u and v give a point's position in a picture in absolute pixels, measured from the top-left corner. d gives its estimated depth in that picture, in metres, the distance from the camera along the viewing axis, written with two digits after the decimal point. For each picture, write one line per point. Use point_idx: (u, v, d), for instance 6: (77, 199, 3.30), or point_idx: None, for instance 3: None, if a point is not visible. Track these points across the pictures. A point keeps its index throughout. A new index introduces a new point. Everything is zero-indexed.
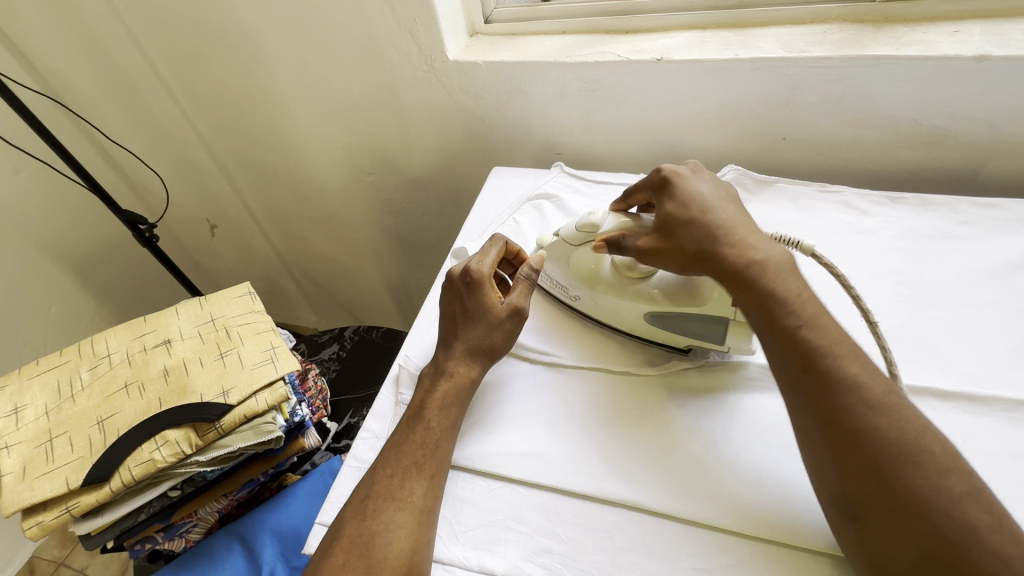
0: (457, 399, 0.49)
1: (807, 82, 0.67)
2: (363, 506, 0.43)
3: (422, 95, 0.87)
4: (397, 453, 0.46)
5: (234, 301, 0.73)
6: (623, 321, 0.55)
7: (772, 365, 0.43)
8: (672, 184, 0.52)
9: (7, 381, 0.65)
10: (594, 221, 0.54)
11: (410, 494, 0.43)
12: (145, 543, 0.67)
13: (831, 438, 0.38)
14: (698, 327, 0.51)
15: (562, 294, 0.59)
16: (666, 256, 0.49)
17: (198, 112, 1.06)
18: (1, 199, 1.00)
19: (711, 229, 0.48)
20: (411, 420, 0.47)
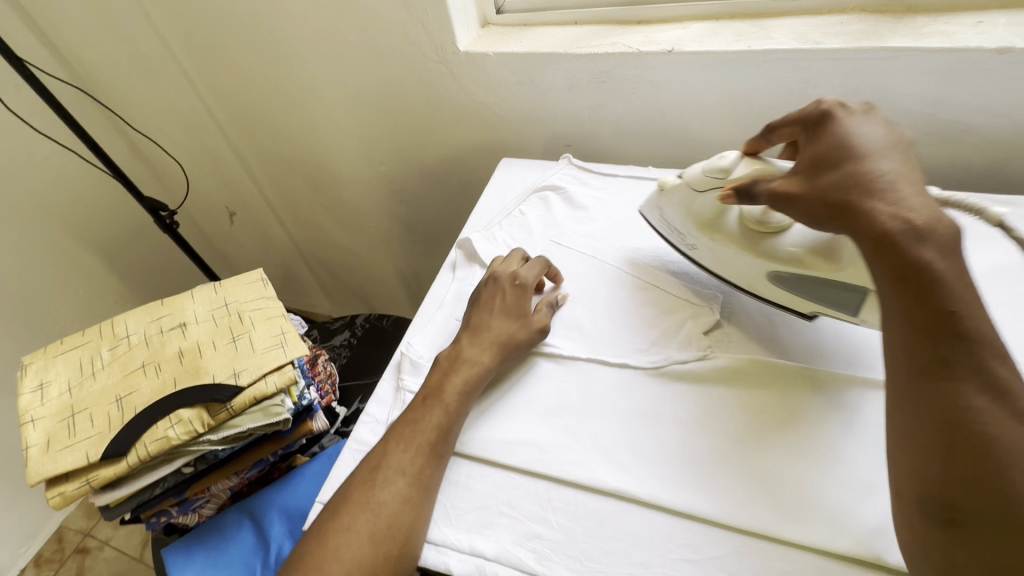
0: (472, 385, 0.51)
1: (822, 74, 0.66)
2: (373, 472, 0.46)
3: (434, 86, 0.88)
4: (410, 425, 0.48)
5: (247, 287, 0.76)
6: (740, 277, 0.54)
7: (889, 343, 0.37)
8: (829, 124, 0.46)
9: (33, 358, 0.68)
10: (724, 165, 0.51)
11: (416, 469, 0.45)
12: (160, 517, 0.70)
13: (947, 444, 0.33)
14: (830, 295, 0.48)
15: (677, 241, 0.59)
16: (801, 203, 0.43)
17: (217, 102, 1.09)
18: (32, 184, 1.04)
19: (863, 172, 0.40)
20: (428, 396, 0.50)
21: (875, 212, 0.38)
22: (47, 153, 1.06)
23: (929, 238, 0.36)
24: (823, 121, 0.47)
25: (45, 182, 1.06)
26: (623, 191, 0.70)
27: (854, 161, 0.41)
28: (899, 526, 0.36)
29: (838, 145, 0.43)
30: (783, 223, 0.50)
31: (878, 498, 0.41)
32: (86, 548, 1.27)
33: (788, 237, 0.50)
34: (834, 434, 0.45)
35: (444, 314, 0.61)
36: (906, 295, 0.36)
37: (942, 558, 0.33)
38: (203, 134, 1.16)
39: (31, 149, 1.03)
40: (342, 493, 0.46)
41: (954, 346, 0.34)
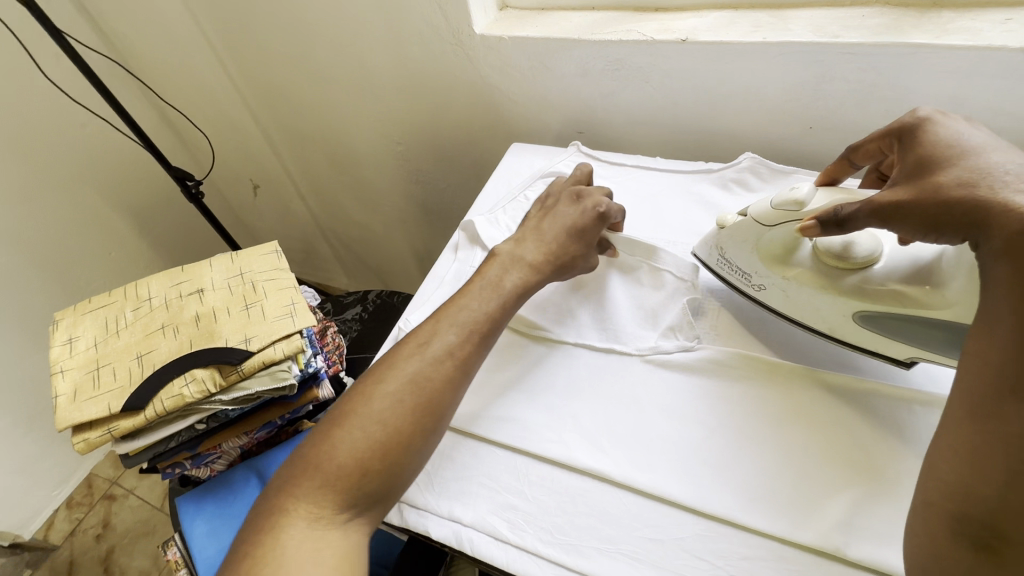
0: (523, 293, 0.54)
1: (838, 69, 0.64)
2: (422, 346, 0.48)
3: (450, 68, 0.88)
4: (462, 313, 0.51)
5: (262, 258, 0.79)
6: (821, 317, 0.50)
7: (979, 344, 0.34)
8: (926, 137, 0.44)
9: (64, 314, 0.73)
10: (799, 196, 0.47)
11: (462, 354, 0.48)
12: (175, 468, 0.75)
13: (1011, 469, 0.31)
14: (921, 335, 0.43)
15: (740, 280, 0.55)
16: (910, 210, 0.39)
17: (242, 78, 1.12)
18: (69, 150, 1.10)
19: (984, 172, 0.37)
20: (483, 292, 0.53)
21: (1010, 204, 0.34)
22: (84, 121, 1.11)
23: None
24: (919, 135, 0.45)
25: (81, 148, 1.12)
26: (627, 181, 0.71)
27: (969, 163, 0.38)
28: (922, 527, 0.35)
29: (946, 152, 0.41)
30: (867, 257, 0.46)
31: (840, 494, 0.42)
32: (113, 495, 1.36)
33: (877, 275, 0.45)
34: (807, 431, 0.46)
35: (443, 293, 0.63)
36: (1015, 298, 0.32)
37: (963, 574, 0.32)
38: (229, 108, 1.19)
39: (69, 118, 1.08)
40: (383, 362, 0.48)
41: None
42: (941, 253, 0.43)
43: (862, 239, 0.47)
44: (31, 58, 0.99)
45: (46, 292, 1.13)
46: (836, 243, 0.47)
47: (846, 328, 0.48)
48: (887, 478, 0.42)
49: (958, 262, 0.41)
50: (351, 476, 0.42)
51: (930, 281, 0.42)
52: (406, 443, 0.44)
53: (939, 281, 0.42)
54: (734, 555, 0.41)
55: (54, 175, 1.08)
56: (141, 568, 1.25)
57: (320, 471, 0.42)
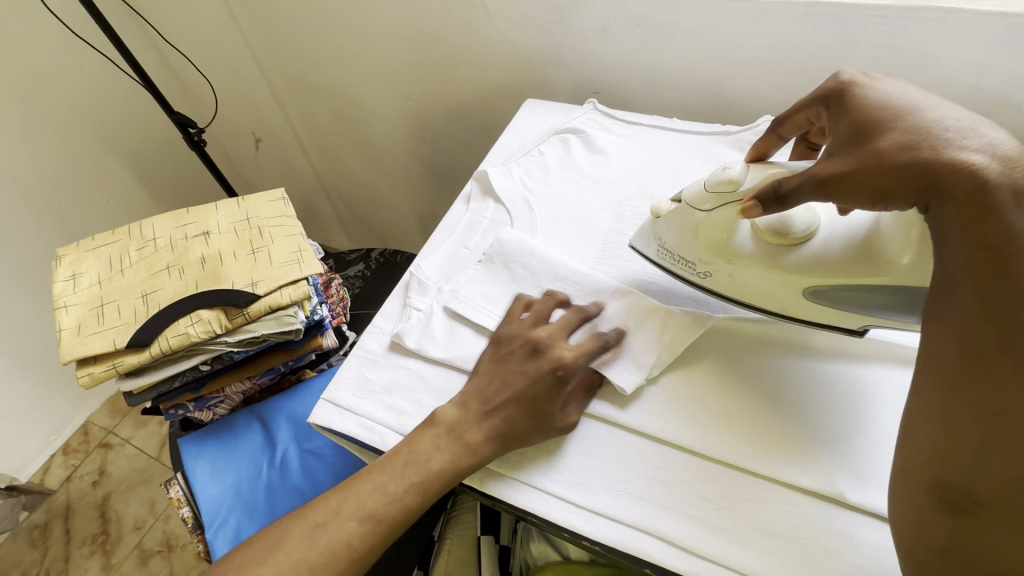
0: (450, 479, 0.44)
1: (864, 33, 0.63)
2: (314, 530, 0.43)
3: (466, 18, 0.86)
4: (372, 494, 0.43)
5: (268, 205, 0.78)
6: (770, 297, 0.48)
7: (943, 316, 0.35)
8: (855, 96, 0.43)
9: (67, 251, 0.72)
10: (733, 176, 0.46)
11: (358, 546, 0.42)
12: (179, 409, 0.75)
13: (983, 433, 0.32)
14: (873, 303, 0.44)
15: (682, 269, 0.52)
16: (855, 180, 0.38)
17: (248, 23, 1.08)
18: (67, 90, 1.06)
19: (924, 131, 0.37)
20: (406, 472, 0.44)
21: (961, 167, 0.34)
22: (83, 61, 1.07)
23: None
24: (843, 93, 0.44)
25: (80, 89, 1.09)
26: (643, 141, 0.70)
27: (907, 122, 0.38)
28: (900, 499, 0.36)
29: (881, 113, 0.40)
30: (804, 233, 0.46)
31: (851, 445, 0.43)
32: (109, 443, 1.37)
33: (820, 248, 0.45)
34: (819, 387, 0.46)
35: (454, 242, 0.63)
36: (984, 267, 0.33)
37: (947, 538, 0.33)
38: (234, 55, 1.16)
39: (69, 55, 1.05)
40: (279, 534, 0.43)
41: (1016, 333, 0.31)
42: (877, 221, 0.44)
43: (799, 214, 0.46)
44: None
45: (44, 236, 1.12)
46: (773, 221, 0.47)
47: (797, 304, 0.47)
48: (891, 429, 0.43)
49: (896, 223, 0.42)
50: None
51: (875, 249, 0.43)
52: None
53: (880, 248, 0.43)
54: (739, 497, 0.42)
55: (52, 115, 1.06)
56: (137, 514, 1.27)
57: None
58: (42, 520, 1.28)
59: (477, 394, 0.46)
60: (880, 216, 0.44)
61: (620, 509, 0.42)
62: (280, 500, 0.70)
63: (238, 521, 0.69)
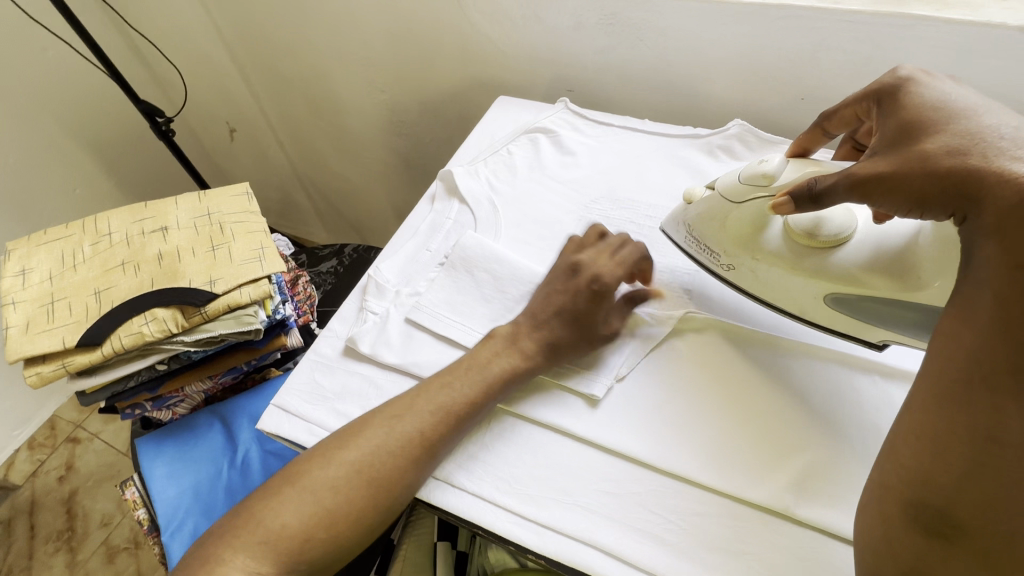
0: (508, 382, 0.46)
1: (835, 38, 0.62)
2: (392, 419, 0.44)
3: (438, 11, 0.84)
4: (443, 390, 0.45)
5: (231, 200, 0.76)
6: (790, 297, 0.49)
7: (955, 325, 0.32)
8: (906, 99, 0.41)
9: (17, 245, 0.70)
10: (767, 170, 0.46)
11: (429, 435, 0.43)
12: (136, 409, 0.73)
13: (976, 458, 0.30)
14: (891, 316, 0.43)
15: (708, 259, 0.53)
16: (893, 182, 0.36)
17: (218, 9, 1.05)
18: (26, 75, 1.03)
19: (976, 136, 0.34)
20: (470, 373, 0.46)
21: (1003, 174, 0.31)
22: (44, 45, 1.04)
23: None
24: (899, 95, 0.42)
25: (42, 73, 1.05)
26: (613, 142, 0.69)
27: (960, 128, 0.35)
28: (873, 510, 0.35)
29: (933, 116, 0.37)
30: (837, 235, 0.46)
31: (800, 458, 0.43)
32: (77, 438, 1.34)
33: (851, 252, 0.45)
34: (776, 398, 0.46)
35: (416, 243, 0.61)
36: (1010, 287, 0.29)
37: (912, 557, 0.32)
38: (204, 42, 1.13)
39: (29, 37, 1.01)
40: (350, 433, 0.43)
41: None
42: (916, 233, 0.42)
43: (837, 217, 0.46)
44: None
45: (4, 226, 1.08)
46: (806, 220, 0.47)
47: (819, 306, 0.47)
48: (842, 442, 0.43)
49: (936, 239, 0.40)
50: (292, 541, 0.39)
51: (907, 264, 0.41)
52: (354, 519, 0.40)
53: (912, 262, 0.41)
54: (687, 511, 0.41)
55: (12, 100, 1.02)
56: (105, 511, 1.25)
57: (263, 528, 0.40)
58: (6, 516, 1.25)
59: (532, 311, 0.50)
60: (920, 228, 0.42)
61: (565, 521, 0.41)
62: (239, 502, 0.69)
63: (195, 523, 0.68)
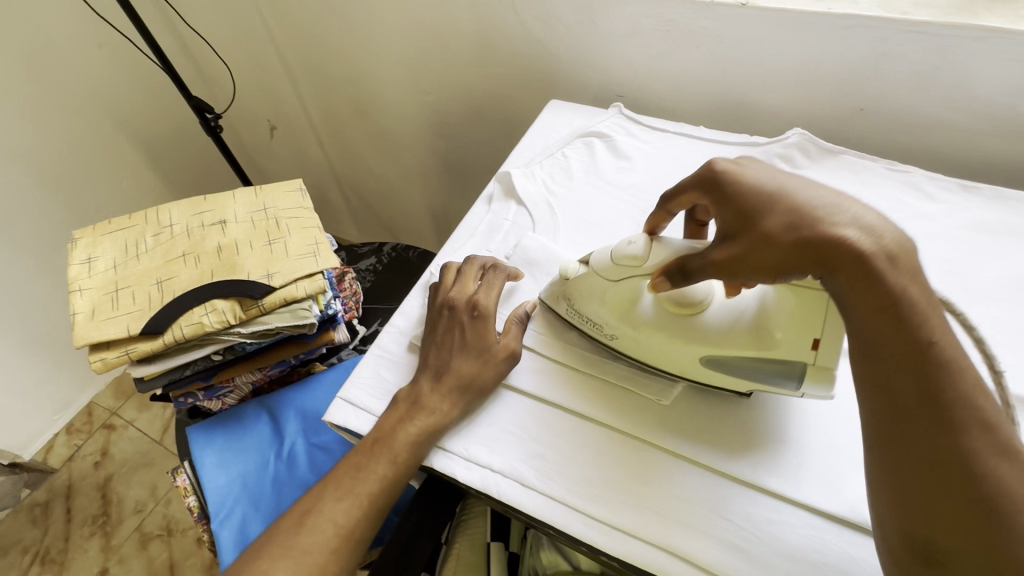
0: (425, 441, 0.46)
1: (902, 48, 0.62)
2: (302, 517, 0.45)
3: (492, 15, 0.85)
4: (352, 477, 0.46)
5: (286, 195, 0.77)
6: (670, 362, 0.47)
7: (861, 378, 0.35)
8: (727, 176, 0.42)
9: (82, 234, 0.72)
10: (637, 251, 0.45)
11: (352, 522, 0.45)
12: (188, 398, 0.75)
13: (936, 480, 0.31)
14: (763, 372, 0.44)
15: (590, 329, 0.50)
16: (753, 260, 0.38)
17: (269, 8, 1.07)
18: (85, 69, 1.06)
19: (805, 209, 0.37)
20: (377, 451, 0.46)
21: (842, 242, 0.34)
22: (101, 41, 1.07)
23: (901, 260, 0.34)
24: (712, 176, 0.43)
25: (98, 69, 1.08)
26: (669, 148, 0.69)
27: (785, 201, 0.38)
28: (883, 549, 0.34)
29: (756, 194, 0.39)
30: (704, 302, 0.45)
31: None
32: (112, 425, 1.37)
33: (715, 318, 0.45)
34: (804, 416, 0.46)
35: (475, 243, 0.62)
36: (889, 324, 0.33)
37: None
38: (254, 40, 1.15)
39: (88, 33, 1.04)
40: (312, 499, 0.46)
41: (943, 379, 0.32)
42: (761, 298, 0.44)
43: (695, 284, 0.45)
44: None
45: (55, 215, 1.12)
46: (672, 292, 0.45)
47: (695, 369, 0.46)
48: None
49: (781, 303, 0.42)
50: None
51: (762, 323, 0.43)
52: None
53: (766, 322, 0.43)
54: (761, 519, 0.41)
55: (69, 94, 1.05)
56: (138, 498, 1.27)
57: None
58: (43, 499, 1.28)
59: (438, 350, 0.50)
60: (764, 293, 0.44)
61: (637, 523, 0.42)
62: (286, 495, 0.70)
63: (244, 514, 0.69)
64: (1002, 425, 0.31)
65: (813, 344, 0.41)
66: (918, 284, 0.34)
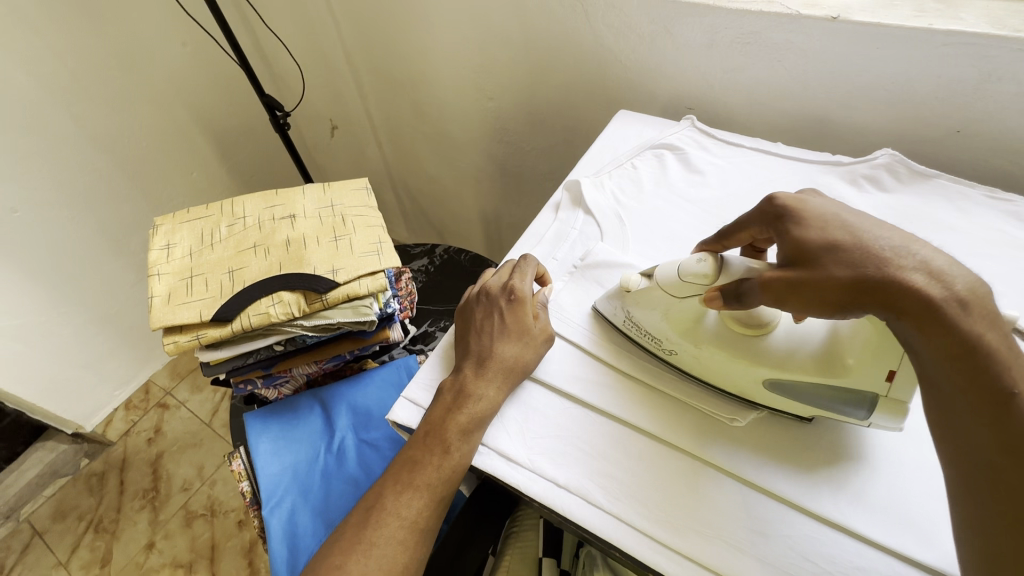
0: (478, 426, 0.46)
1: (1010, 67, 0.58)
2: (369, 512, 0.45)
3: (562, 24, 0.85)
4: (413, 470, 0.46)
5: (352, 193, 0.79)
6: (730, 383, 0.46)
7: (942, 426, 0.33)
8: (791, 206, 0.41)
9: (163, 221, 0.75)
10: (703, 270, 0.43)
11: (422, 516, 0.45)
12: (247, 385, 0.77)
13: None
14: (830, 401, 0.42)
15: (647, 341, 0.50)
16: (808, 294, 0.37)
17: (342, 10, 1.09)
18: (169, 66, 1.12)
19: (872, 251, 0.35)
20: (432, 441, 0.46)
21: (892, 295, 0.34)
22: (185, 40, 1.12)
23: (973, 306, 0.32)
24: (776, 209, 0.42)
25: (182, 65, 1.14)
26: (744, 164, 0.67)
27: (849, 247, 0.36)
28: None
29: (821, 230, 0.38)
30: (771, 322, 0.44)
31: None
32: (165, 404, 1.43)
33: (785, 342, 0.44)
34: (892, 456, 0.43)
35: (542, 250, 0.61)
36: (961, 371, 0.32)
37: None
38: (325, 42, 1.19)
39: (174, 31, 1.09)
40: (375, 496, 0.46)
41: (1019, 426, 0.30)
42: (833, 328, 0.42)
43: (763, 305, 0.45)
44: None
45: (131, 201, 1.18)
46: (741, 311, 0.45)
47: (757, 393, 0.45)
48: None
49: (856, 333, 0.40)
50: None
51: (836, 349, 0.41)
52: None
53: (839, 349, 0.41)
54: (846, 563, 0.38)
55: (153, 87, 1.11)
56: (186, 476, 1.32)
57: None
58: (100, 469, 1.35)
59: (479, 337, 0.51)
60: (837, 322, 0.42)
61: (709, 554, 0.40)
62: (334, 488, 0.70)
63: (294, 502, 0.69)
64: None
65: (888, 376, 0.39)
66: (996, 332, 0.32)
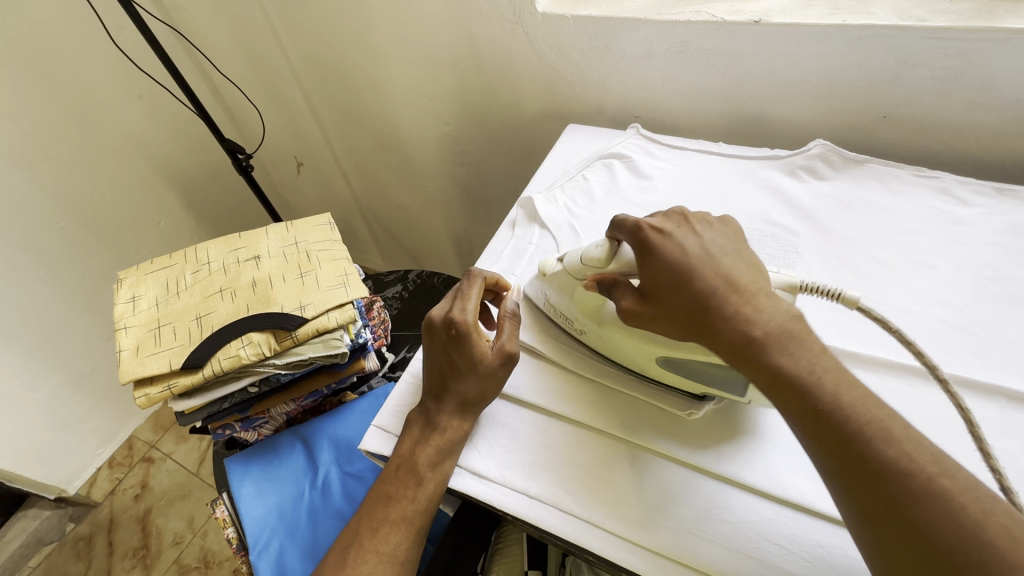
0: (446, 453, 0.47)
1: (920, 55, 0.61)
2: (347, 552, 0.46)
3: (506, 47, 0.88)
4: (388, 505, 0.46)
5: (316, 229, 0.80)
6: (630, 359, 0.49)
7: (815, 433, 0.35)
8: (653, 241, 0.42)
9: (126, 274, 0.75)
10: (598, 254, 0.47)
11: (401, 548, 0.45)
12: (226, 429, 0.78)
13: (877, 532, 0.30)
14: (711, 377, 0.44)
15: (564, 323, 0.53)
16: (653, 322, 0.42)
17: (294, 49, 1.11)
18: (126, 120, 1.13)
19: (722, 286, 0.39)
20: (403, 474, 0.46)
21: None
22: (140, 94, 1.14)
23: None
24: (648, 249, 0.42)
25: (138, 118, 1.15)
26: (690, 165, 0.69)
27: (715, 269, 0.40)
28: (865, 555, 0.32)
29: (683, 265, 0.41)
30: None
31: None
32: (151, 458, 1.40)
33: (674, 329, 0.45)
34: None
35: (501, 267, 0.63)
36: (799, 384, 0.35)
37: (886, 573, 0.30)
38: (282, 82, 1.21)
39: (128, 85, 1.11)
40: (352, 534, 0.47)
41: (861, 425, 0.32)
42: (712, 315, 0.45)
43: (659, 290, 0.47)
44: (99, 23, 1.02)
45: (100, 256, 1.18)
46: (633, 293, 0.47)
47: (657, 370, 0.47)
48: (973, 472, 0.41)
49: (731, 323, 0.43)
50: None
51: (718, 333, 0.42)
52: None
53: None
54: (809, 542, 0.40)
55: (113, 142, 1.12)
56: (176, 530, 1.29)
57: None
58: (87, 532, 1.31)
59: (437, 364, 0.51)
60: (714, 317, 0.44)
61: (680, 548, 0.41)
62: (321, 524, 0.70)
63: (281, 544, 0.69)
64: (936, 457, 0.30)
65: None
66: None
